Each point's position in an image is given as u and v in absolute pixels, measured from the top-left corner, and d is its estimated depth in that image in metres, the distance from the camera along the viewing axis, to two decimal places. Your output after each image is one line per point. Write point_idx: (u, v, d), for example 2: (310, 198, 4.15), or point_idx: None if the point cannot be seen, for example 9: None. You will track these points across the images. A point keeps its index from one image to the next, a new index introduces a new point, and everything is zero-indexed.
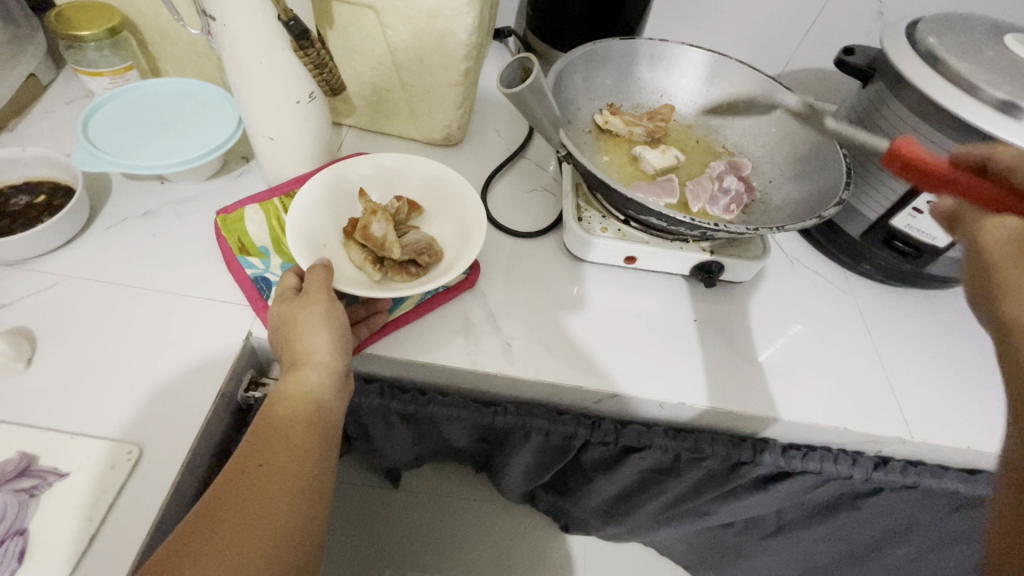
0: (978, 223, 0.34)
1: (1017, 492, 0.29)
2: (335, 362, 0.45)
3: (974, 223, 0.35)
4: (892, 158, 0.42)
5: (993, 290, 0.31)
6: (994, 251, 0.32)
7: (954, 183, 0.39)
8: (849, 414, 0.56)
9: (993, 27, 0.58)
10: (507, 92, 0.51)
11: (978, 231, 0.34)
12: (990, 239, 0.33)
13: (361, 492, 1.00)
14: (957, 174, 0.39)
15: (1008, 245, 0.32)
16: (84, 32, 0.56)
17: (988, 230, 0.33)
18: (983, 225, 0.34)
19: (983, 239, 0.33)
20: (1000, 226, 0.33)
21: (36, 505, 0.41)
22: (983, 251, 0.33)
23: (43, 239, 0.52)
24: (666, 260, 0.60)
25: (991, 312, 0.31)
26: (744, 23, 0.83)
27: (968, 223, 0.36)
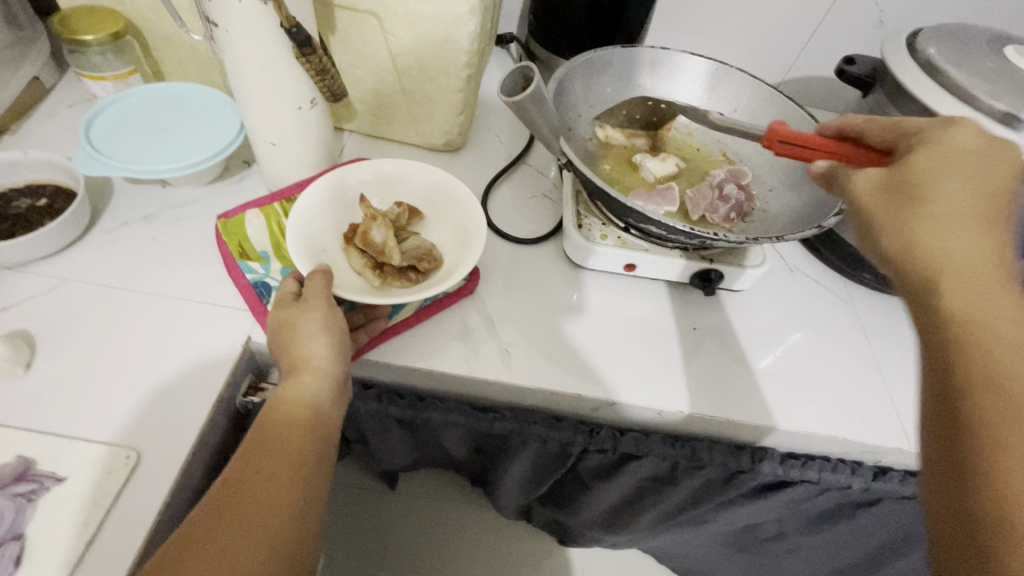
0: (846, 178, 0.39)
1: (933, 426, 0.30)
2: (333, 369, 0.45)
3: (844, 179, 0.39)
4: (771, 141, 0.48)
5: (875, 232, 0.35)
6: (870, 199, 0.36)
7: (825, 151, 0.46)
8: (847, 423, 0.56)
9: (993, 38, 0.59)
10: (508, 100, 0.52)
11: (850, 185, 0.38)
12: (861, 189, 0.37)
13: (358, 497, 1.00)
14: (823, 141, 0.46)
15: (879, 190, 0.36)
16: (87, 36, 0.56)
17: (857, 181, 0.38)
18: (852, 178, 0.38)
19: (856, 191, 0.37)
20: (868, 177, 0.37)
21: (33, 509, 0.41)
22: (858, 199, 0.37)
23: (44, 243, 0.53)
24: (666, 268, 0.60)
25: (879, 253, 0.35)
26: (745, 31, 0.84)
27: (839, 180, 0.40)
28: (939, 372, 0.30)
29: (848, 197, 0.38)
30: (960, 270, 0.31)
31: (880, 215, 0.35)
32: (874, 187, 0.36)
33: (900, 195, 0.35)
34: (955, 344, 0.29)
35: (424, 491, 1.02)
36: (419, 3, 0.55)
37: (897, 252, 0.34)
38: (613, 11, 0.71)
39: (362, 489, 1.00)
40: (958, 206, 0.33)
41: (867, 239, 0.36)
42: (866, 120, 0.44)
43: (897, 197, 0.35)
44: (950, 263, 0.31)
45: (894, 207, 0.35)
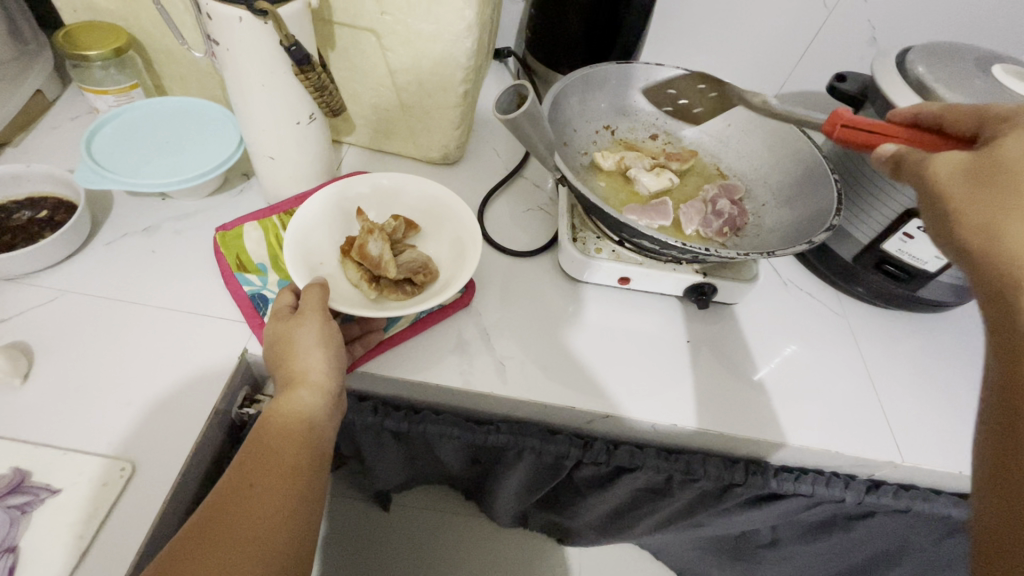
0: (925, 162, 0.36)
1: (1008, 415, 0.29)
2: (329, 383, 0.46)
3: (921, 164, 0.36)
4: (830, 127, 0.44)
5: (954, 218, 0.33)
6: (952, 185, 0.34)
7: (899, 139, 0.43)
8: (840, 437, 0.56)
9: (983, 56, 0.59)
10: (504, 118, 0.52)
11: (927, 172, 0.35)
12: (943, 173, 0.34)
13: (354, 512, 0.99)
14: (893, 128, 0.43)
15: (963, 175, 0.33)
16: (90, 52, 0.57)
17: (939, 164, 0.35)
18: (931, 164, 0.35)
19: (937, 175, 0.34)
20: (950, 161, 0.34)
21: (28, 521, 0.42)
22: (938, 185, 0.34)
23: (44, 256, 0.53)
24: (660, 282, 0.61)
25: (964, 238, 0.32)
26: (740, 46, 0.85)
27: (913, 166, 0.37)
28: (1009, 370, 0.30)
29: (923, 183, 0.35)
30: None
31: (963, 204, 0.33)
32: (958, 173, 0.34)
33: (986, 181, 0.32)
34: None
35: (417, 503, 1.01)
36: (417, 20, 0.56)
37: (980, 243, 0.31)
38: (609, 28, 0.72)
39: (356, 502, 1.00)
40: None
41: (938, 229, 0.34)
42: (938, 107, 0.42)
43: (981, 183, 0.33)
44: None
45: (980, 194, 0.32)
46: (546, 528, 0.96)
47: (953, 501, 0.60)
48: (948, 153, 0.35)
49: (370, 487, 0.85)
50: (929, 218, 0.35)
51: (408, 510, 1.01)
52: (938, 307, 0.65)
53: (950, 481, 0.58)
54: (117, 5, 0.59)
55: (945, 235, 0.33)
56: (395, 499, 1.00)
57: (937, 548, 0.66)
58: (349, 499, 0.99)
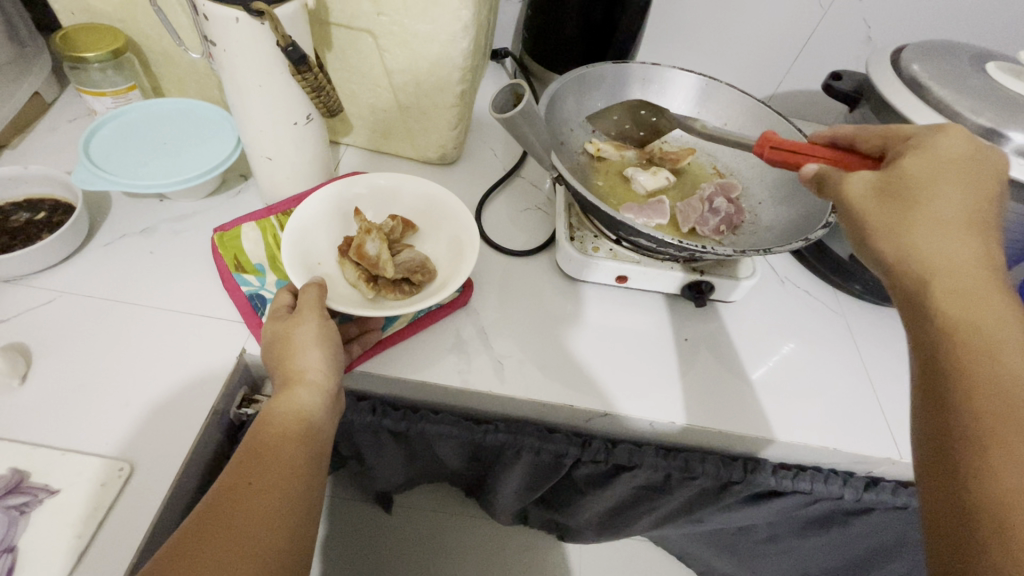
0: (838, 181, 0.40)
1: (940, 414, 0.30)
2: (326, 382, 0.46)
3: (837, 182, 0.40)
4: (761, 147, 0.48)
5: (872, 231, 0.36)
6: (863, 204, 0.37)
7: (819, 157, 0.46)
8: (838, 434, 0.57)
9: (978, 54, 0.60)
10: (501, 117, 0.52)
11: (843, 189, 0.39)
12: (855, 192, 0.38)
13: (354, 514, 0.99)
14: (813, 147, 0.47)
15: (873, 194, 0.37)
16: (87, 53, 0.57)
17: (848, 185, 0.39)
18: (845, 183, 0.39)
19: (851, 193, 0.38)
20: (862, 181, 0.38)
21: (26, 521, 0.42)
22: (853, 199, 0.38)
23: (42, 257, 0.53)
24: (657, 280, 0.61)
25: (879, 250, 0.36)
26: (736, 46, 0.85)
27: (832, 183, 0.40)
28: (929, 375, 0.32)
29: (840, 201, 0.39)
30: (951, 272, 0.33)
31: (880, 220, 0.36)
32: (870, 191, 0.38)
33: (892, 199, 0.36)
34: (949, 336, 0.31)
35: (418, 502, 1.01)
36: (414, 21, 0.56)
37: (895, 257, 0.35)
38: (606, 27, 0.73)
39: (356, 500, 1.00)
40: (947, 214, 0.35)
41: (859, 243, 0.37)
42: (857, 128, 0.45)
43: (892, 201, 0.36)
44: (942, 268, 0.33)
45: (890, 211, 0.36)
46: (546, 527, 0.95)
47: None
48: (854, 174, 0.39)
49: (370, 486, 0.85)
50: (848, 233, 0.38)
51: (409, 511, 1.01)
52: None
53: None
54: (115, 7, 0.59)
55: (866, 250, 0.37)
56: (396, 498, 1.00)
57: None
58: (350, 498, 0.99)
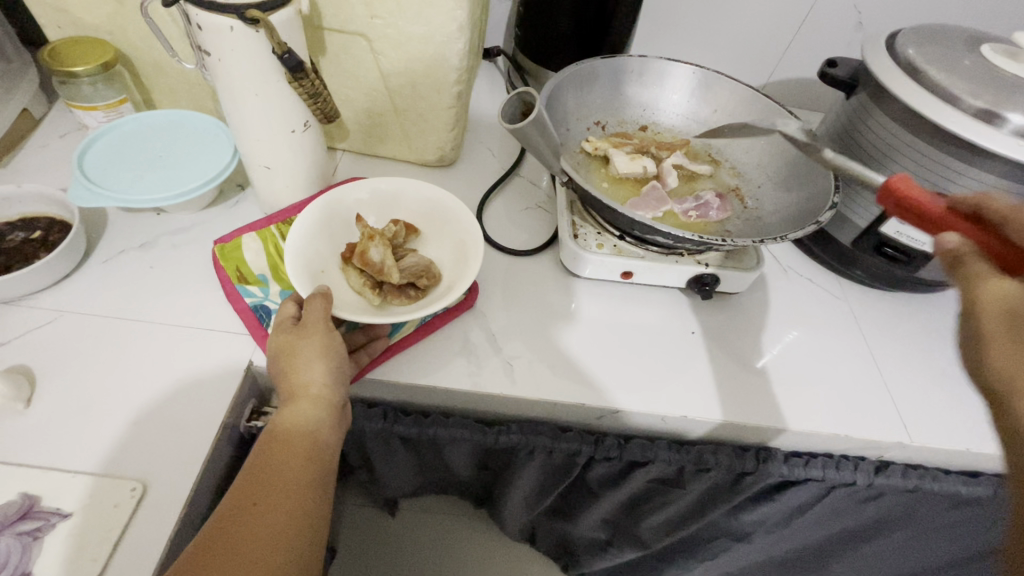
0: (974, 281, 0.32)
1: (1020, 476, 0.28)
2: (332, 395, 0.45)
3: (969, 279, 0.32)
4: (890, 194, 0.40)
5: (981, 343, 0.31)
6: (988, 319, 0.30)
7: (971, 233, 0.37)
8: (848, 420, 0.57)
9: (971, 35, 0.60)
10: (512, 127, 0.53)
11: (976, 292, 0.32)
12: (988, 305, 0.31)
13: (365, 530, 0.98)
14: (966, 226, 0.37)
15: (998, 318, 0.30)
16: (77, 67, 0.56)
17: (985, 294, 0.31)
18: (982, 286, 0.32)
19: (981, 306, 0.31)
20: (996, 292, 0.31)
21: (39, 548, 0.41)
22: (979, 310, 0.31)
23: (41, 276, 0.52)
24: (663, 274, 0.61)
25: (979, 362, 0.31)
26: (728, 36, 0.85)
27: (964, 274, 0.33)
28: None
29: (966, 301, 0.32)
30: None
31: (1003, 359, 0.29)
32: (1001, 308, 0.30)
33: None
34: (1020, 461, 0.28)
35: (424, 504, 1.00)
36: (408, 23, 0.56)
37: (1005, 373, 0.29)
38: (598, 22, 0.72)
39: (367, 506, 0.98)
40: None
41: (970, 354, 0.31)
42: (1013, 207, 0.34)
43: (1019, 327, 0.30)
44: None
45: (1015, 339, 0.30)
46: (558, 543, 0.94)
47: (961, 479, 0.61)
48: (999, 280, 0.31)
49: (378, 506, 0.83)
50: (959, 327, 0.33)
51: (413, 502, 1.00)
52: (934, 286, 0.65)
53: (958, 459, 0.59)
54: (102, 18, 0.58)
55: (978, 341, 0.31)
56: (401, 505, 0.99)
57: (943, 517, 0.67)
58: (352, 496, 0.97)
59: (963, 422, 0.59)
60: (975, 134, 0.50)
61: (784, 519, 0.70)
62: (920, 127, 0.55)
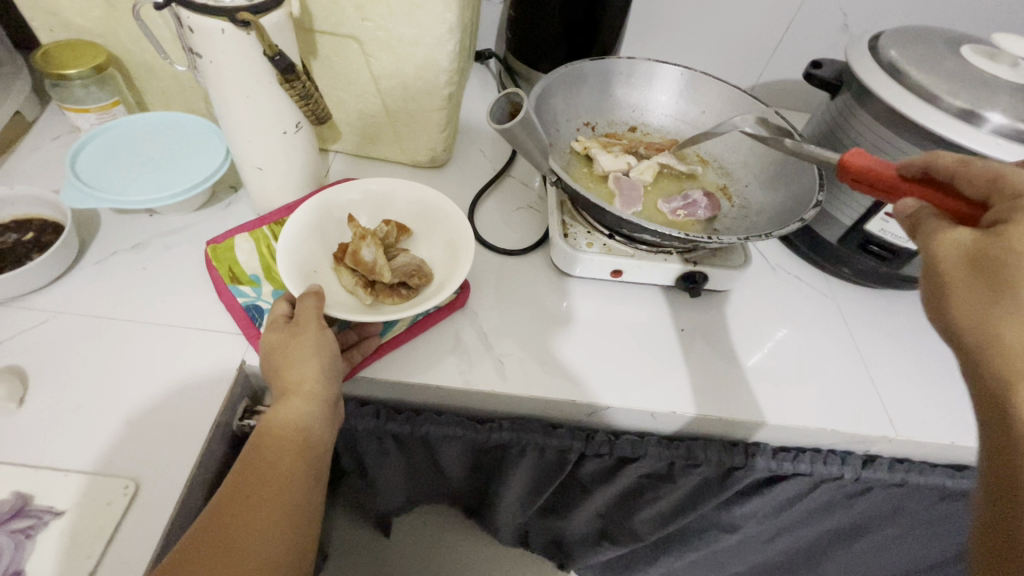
0: (931, 236, 0.33)
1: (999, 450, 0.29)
2: (323, 393, 0.45)
3: (930, 234, 0.33)
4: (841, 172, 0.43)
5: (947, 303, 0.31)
6: (954, 275, 0.31)
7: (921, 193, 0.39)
8: (834, 414, 0.58)
9: (952, 36, 0.61)
10: (499, 128, 0.53)
11: (933, 246, 0.33)
12: (947, 259, 0.32)
13: (356, 549, 0.97)
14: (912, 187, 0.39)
15: (964, 267, 0.31)
16: (69, 70, 0.56)
17: (942, 247, 0.32)
18: (937, 240, 0.33)
19: (939, 260, 0.32)
20: (954, 245, 0.32)
21: (32, 545, 0.41)
22: (939, 266, 0.32)
23: (34, 277, 0.53)
24: (652, 272, 0.61)
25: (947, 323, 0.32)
26: (717, 38, 0.86)
27: (924, 232, 0.34)
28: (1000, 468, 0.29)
29: (927, 260, 0.33)
30: None
31: (966, 311, 0.30)
32: (963, 260, 0.31)
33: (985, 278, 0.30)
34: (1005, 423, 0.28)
35: (416, 520, 1.01)
36: (399, 25, 0.56)
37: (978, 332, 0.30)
38: (588, 24, 0.73)
39: (358, 524, 0.99)
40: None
41: (936, 312, 0.32)
42: (961, 165, 0.35)
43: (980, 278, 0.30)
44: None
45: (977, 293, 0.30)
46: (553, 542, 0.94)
47: (947, 472, 0.62)
48: (955, 231, 0.32)
49: (371, 508, 0.84)
50: (924, 284, 0.34)
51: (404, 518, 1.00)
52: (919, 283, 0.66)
53: (943, 452, 0.60)
54: (95, 22, 0.58)
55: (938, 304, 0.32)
56: (393, 522, 0.99)
57: (930, 511, 0.68)
58: (342, 514, 0.97)
59: (948, 415, 0.60)
60: (955, 133, 0.51)
61: (773, 514, 0.71)
62: (902, 126, 0.56)
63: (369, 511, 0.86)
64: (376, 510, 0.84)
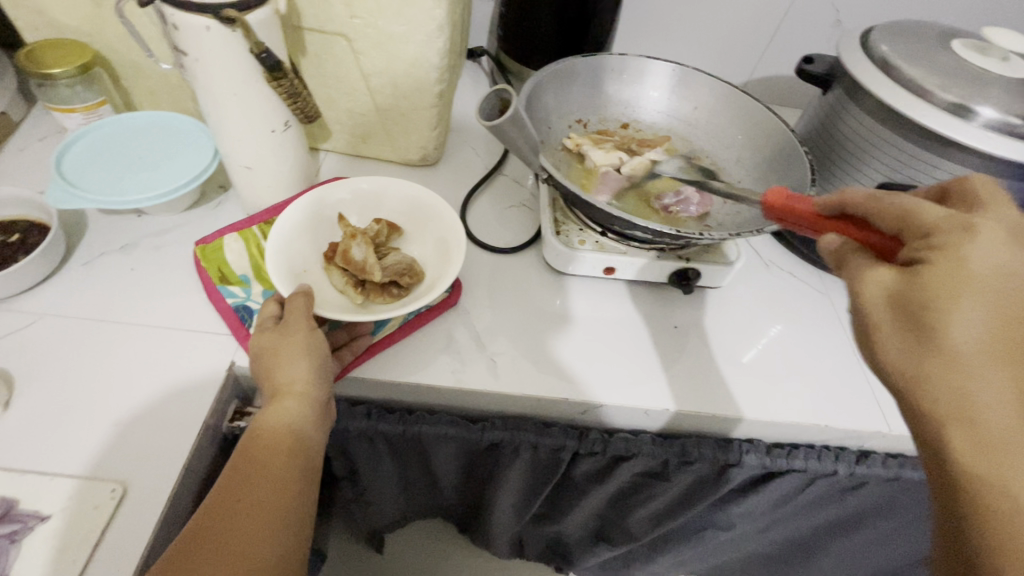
0: (856, 275, 0.35)
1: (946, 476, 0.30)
2: (315, 392, 0.45)
3: (857, 273, 0.35)
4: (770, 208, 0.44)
5: (876, 340, 0.33)
6: (878, 313, 0.33)
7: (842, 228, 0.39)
8: (828, 410, 0.58)
9: (943, 30, 0.61)
10: (489, 125, 0.53)
11: (860, 284, 0.35)
12: (871, 299, 0.33)
13: (350, 563, 0.97)
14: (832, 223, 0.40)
15: (887, 306, 0.33)
16: (54, 69, 0.55)
17: (867, 286, 0.34)
18: (863, 279, 0.34)
19: (864, 299, 0.34)
20: (878, 284, 0.33)
21: (17, 550, 0.41)
22: (866, 306, 0.34)
23: (20, 278, 0.52)
24: (645, 269, 0.61)
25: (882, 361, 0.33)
26: (710, 35, 0.86)
27: (852, 270, 0.36)
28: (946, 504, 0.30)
29: (855, 295, 0.35)
30: (977, 424, 0.29)
31: (893, 355, 0.32)
32: (885, 298, 0.33)
33: (908, 318, 0.31)
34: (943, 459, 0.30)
35: (410, 534, 1.02)
36: (388, 22, 0.56)
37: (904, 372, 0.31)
38: (579, 21, 0.73)
39: (352, 539, 0.98)
40: (974, 341, 0.30)
41: (868, 348, 0.34)
42: (868, 198, 0.37)
43: (905, 319, 0.32)
44: (953, 407, 0.30)
45: (904, 334, 0.31)
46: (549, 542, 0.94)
47: None
48: (877, 269, 0.34)
49: (366, 513, 0.83)
50: (855, 319, 0.35)
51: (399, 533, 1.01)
52: None
53: None
54: (80, 20, 0.58)
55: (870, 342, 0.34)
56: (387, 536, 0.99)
57: (924, 506, 0.68)
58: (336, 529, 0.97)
59: None
60: (946, 127, 0.51)
61: (768, 512, 0.71)
62: (893, 121, 0.56)
63: (363, 520, 0.86)
64: (371, 515, 0.83)
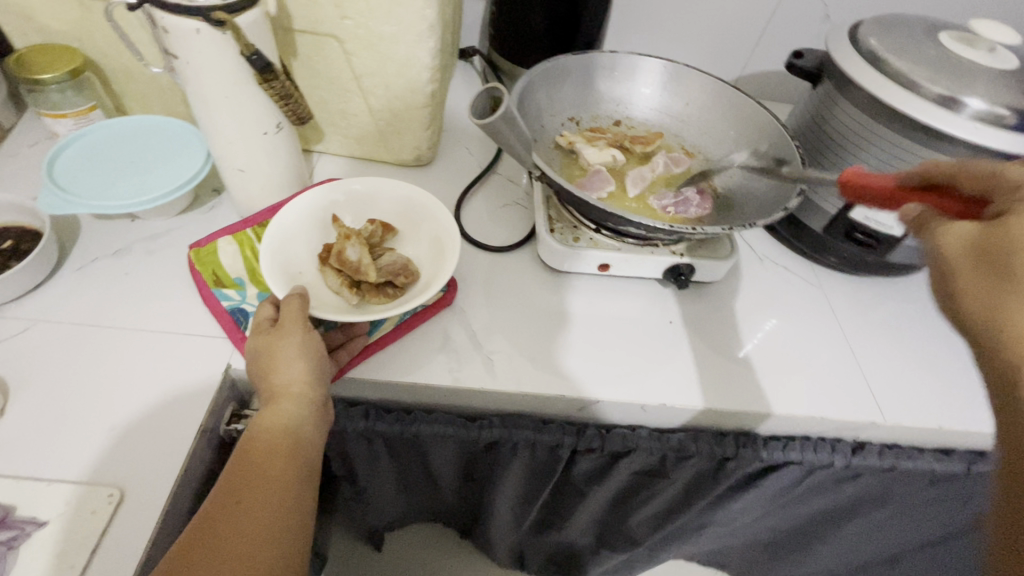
0: (935, 234, 0.33)
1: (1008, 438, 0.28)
2: (312, 393, 0.45)
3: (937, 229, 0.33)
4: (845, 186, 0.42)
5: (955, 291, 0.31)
6: (959, 266, 0.31)
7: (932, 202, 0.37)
8: (823, 401, 0.58)
9: (930, 23, 0.61)
10: (481, 123, 0.53)
11: (941, 239, 0.32)
12: (951, 251, 0.31)
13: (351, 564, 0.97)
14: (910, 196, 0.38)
15: (968, 257, 0.30)
16: (44, 75, 0.55)
17: (946, 239, 0.32)
18: (944, 232, 0.32)
19: (945, 252, 0.32)
20: (957, 236, 0.31)
21: (14, 556, 0.41)
22: (948, 259, 0.31)
23: (13, 284, 0.52)
24: (639, 266, 0.62)
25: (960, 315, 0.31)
26: (701, 32, 0.86)
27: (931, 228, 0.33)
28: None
29: (934, 253, 0.33)
30: None
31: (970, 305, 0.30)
32: (967, 251, 0.31)
33: (992, 267, 0.29)
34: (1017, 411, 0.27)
35: (410, 534, 1.02)
36: (378, 23, 0.56)
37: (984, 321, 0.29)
38: (570, 18, 0.73)
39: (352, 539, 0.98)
40: None
41: (951, 307, 0.31)
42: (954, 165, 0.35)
43: (986, 266, 0.29)
44: None
45: (987, 282, 0.29)
46: None
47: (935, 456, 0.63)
48: (958, 225, 0.32)
49: (365, 514, 0.83)
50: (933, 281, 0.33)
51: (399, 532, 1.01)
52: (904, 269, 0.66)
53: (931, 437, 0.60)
54: (69, 25, 0.58)
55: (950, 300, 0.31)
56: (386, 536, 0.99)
57: (918, 495, 0.69)
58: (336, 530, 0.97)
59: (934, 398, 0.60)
60: (934, 120, 0.52)
61: (766, 504, 0.71)
62: (882, 114, 0.56)
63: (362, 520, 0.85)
64: (370, 516, 0.83)
